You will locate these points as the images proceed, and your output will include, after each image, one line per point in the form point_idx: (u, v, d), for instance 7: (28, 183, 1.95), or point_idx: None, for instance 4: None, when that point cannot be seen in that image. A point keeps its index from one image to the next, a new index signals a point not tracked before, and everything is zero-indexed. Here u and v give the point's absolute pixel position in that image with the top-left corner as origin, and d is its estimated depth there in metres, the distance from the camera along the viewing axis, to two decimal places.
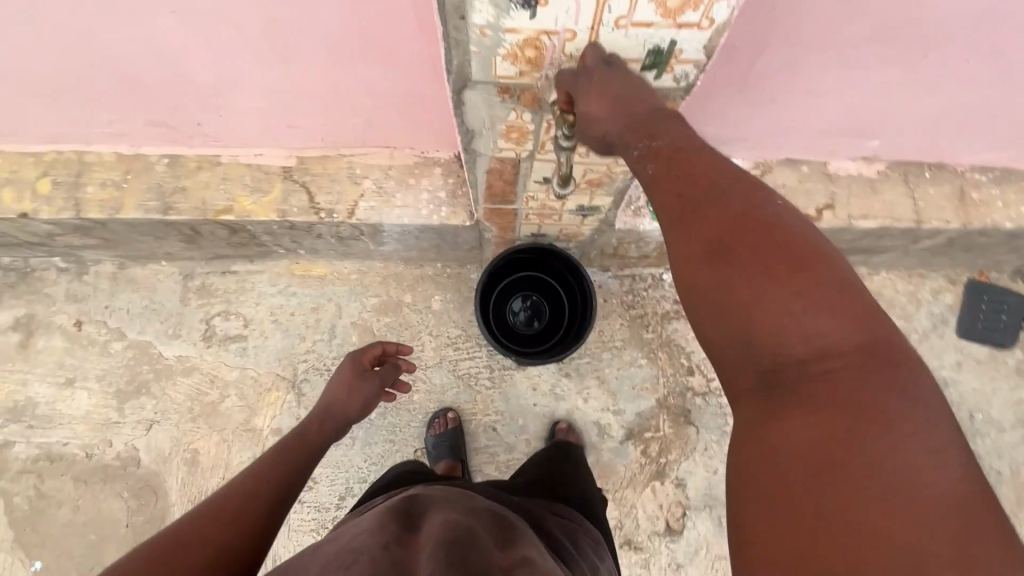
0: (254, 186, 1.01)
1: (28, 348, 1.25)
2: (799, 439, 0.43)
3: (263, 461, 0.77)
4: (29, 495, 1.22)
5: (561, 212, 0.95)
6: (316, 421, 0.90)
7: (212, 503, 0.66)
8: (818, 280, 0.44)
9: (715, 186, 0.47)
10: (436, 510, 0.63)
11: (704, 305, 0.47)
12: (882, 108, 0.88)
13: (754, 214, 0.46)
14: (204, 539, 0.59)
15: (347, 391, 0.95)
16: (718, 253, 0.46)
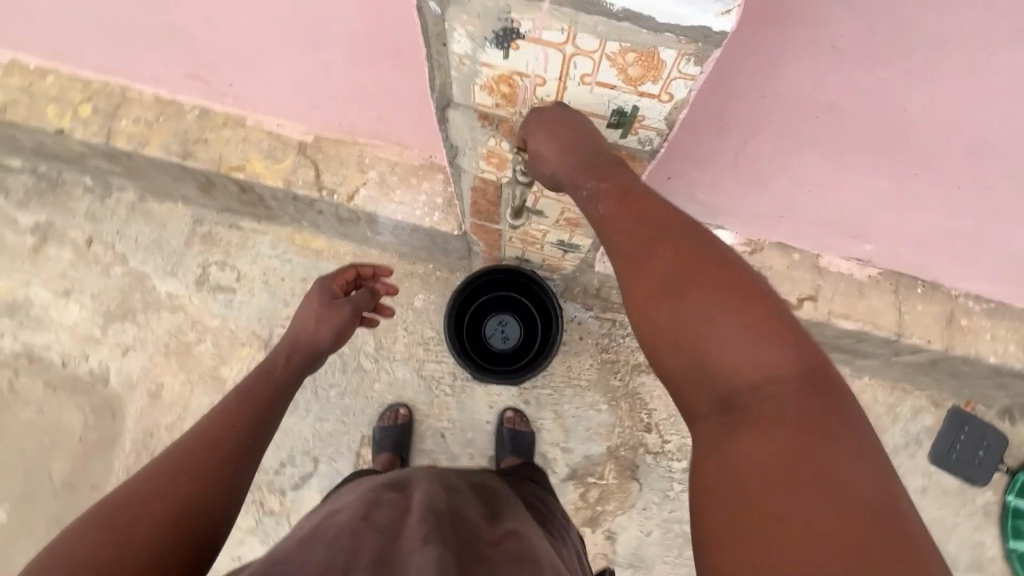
0: (270, 152, 1.07)
1: (39, 253, 1.34)
2: (753, 455, 0.41)
3: (226, 412, 0.71)
4: (2, 387, 1.29)
5: (543, 243, 0.98)
6: (284, 353, 0.87)
7: (172, 458, 0.62)
8: (754, 304, 0.44)
9: (672, 218, 0.49)
10: (410, 492, 0.65)
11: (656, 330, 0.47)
12: (873, 214, 0.88)
13: (697, 245, 0.47)
14: (162, 498, 0.57)
15: (314, 319, 0.91)
16: (665, 284, 0.46)
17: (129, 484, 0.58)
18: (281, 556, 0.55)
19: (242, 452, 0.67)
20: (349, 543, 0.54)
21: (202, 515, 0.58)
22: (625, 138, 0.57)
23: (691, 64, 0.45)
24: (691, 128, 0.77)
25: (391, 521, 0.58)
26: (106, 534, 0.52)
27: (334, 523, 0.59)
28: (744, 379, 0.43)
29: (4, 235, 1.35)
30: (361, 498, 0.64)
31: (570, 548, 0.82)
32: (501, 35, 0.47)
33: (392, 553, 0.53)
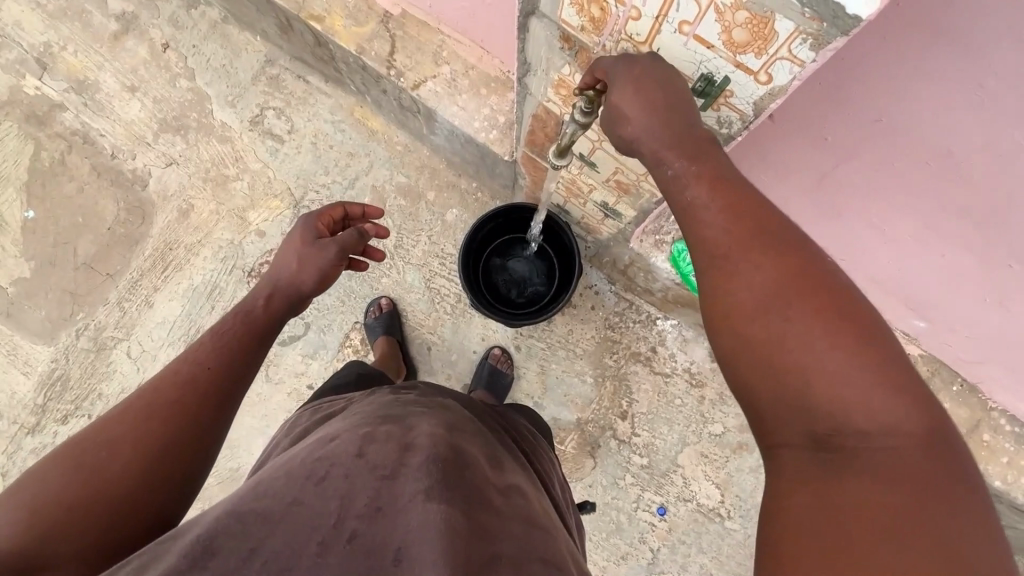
0: (353, 13, 1.03)
1: (118, 41, 1.36)
2: (848, 498, 0.36)
3: (202, 347, 0.66)
4: (54, 157, 1.35)
5: (587, 198, 0.93)
6: (265, 293, 0.77)
7: (144, 394, 0.60)
8: (866, 335, 0.40)
9: (783, 230, 0.44)
10: (411, 424, 0.60)
11: (748, 346, 0.42)
12: (942, 293, 0.80)
13: (808, 262, 0.42)
14: (138, 440, 0.56)
15: (297, 259, 0.79)
16: (761, 291, 0.42)
17: (103, 419, 0.58)
18: (267, 492, 0.50)
19: (223, 389, 0.64)
20: (342, 487, 0.50)
21: (182, 454, 0.58)
22: (704, 111, 0.51)
23: (805, 46, 0.39)
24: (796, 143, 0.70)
25: (389, 458, 0.53)
26: (79, 473, 0.53)
27: (325, 455, 0.55)
28: (843, 415, 0.38)
29: (90, 12, 1.36)
30: (356, 428, 0.59)
31: (557, 484, 0.81)
32: None
33: (389, 499, 0.50)
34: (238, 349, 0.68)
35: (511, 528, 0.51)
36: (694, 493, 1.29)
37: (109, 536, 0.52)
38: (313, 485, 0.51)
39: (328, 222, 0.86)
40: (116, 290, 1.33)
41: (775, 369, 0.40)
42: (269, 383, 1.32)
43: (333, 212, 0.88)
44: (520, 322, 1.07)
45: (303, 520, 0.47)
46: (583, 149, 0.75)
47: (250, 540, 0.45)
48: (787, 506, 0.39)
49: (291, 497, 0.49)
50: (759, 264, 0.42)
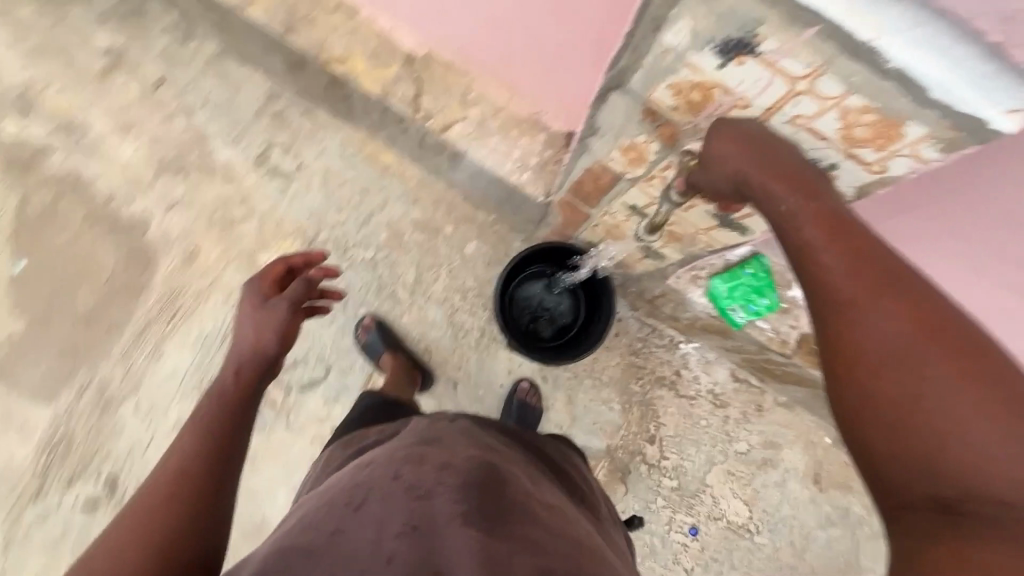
0: (375, 54, 1.00)
1: (106, 79, 1.29)
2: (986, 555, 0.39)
3: (183, 439, 0.66)
4: (43, 204, 1.27)
5: (627, 240, 0.93)
6: (231, 367, 0.75)
7: (138, 501, 0.61)
8: (1004, 392, 0.42)
9: (911, 284, 0.47)
10: (449, 447, 0.67)
11: (880, 398, 0.45)
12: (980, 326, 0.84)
13: (940, 317, 0.45)
14: (141, 540, 0.57)
15: (253, 324, 0.76)
16: (895, 343, 0.45)
17: (104, 536, 0.58)
18: (313, 526, 0.57)
19: (213, 471, 0.64)
20: (380, 511, 0.56)
21: (188, 542, 0.58)
22: None
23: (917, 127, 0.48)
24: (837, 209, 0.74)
25: (425, 482, 0.59)
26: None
27: (364, 483, 0.61)
28: (979, 461, 0.41)
29: (73, 48, 1.28)
30: (397, 454, 0.66)
31: (599, 501, 0.84)
32: (732, 45, 0.47)
33: (425, 519, 0.55)
34: (219, 430, 0.68)
35: (551, 544, 0.55)
36: (724, 510, 1.32)
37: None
38: (353, 513, 0.57)
39: (274, 280, 0.81)
40: (119, 342, 1.26)
41: (906, 415, 0.44)
42: (289, 430, 1.28)
43: (276, 270, 0.82)
44: (552, 360, 1.07)
45: (346, 547, 0.53)
46: (639, 201, 0.76)
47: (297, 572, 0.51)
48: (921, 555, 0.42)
49: (333, 529, 0.56)
50: (890, 317, 0.46)
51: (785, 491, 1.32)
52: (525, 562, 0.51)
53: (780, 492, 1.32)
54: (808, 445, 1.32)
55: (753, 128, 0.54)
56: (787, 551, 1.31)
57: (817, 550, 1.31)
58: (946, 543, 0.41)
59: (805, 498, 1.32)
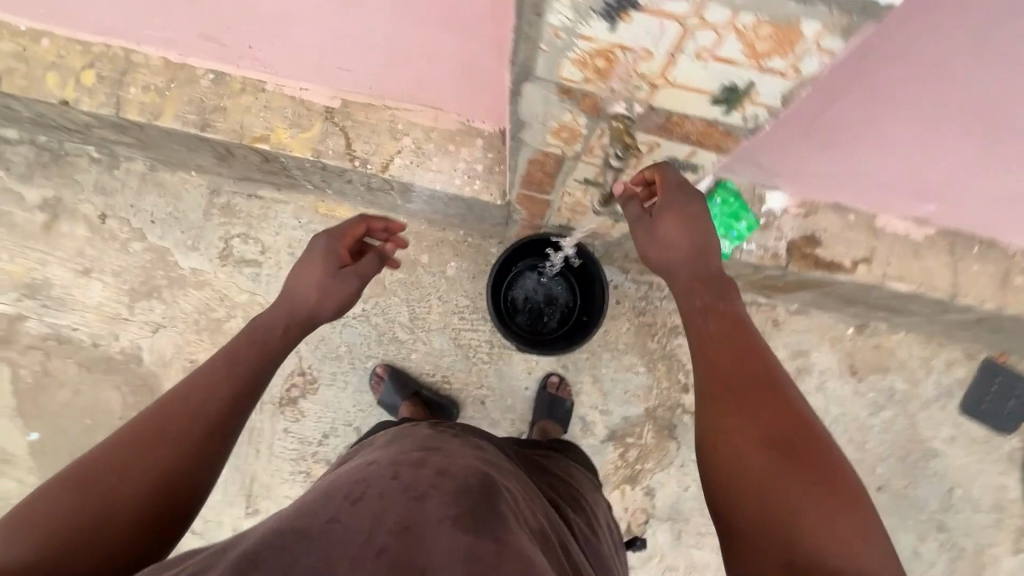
0: (295, 120, 1.00)
1: (52, 231, 1.29)
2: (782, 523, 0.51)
3: (213, 370, 0.71)
4: (34, 369, 1.27)
5: (594, 212, 0.93)
6: (281, 323, 0.80)
7: (151, 418, 0.64)
8: (806, 431, 0.57)
9: (761, 357, 0.63)
10: (453, 455, 0.65)
11: (729, 419, 0.58)
12: (948, 177, 0.85)
13: (775, 381, 0.61)
14: (148, 463, 0.61)
15: (315, 288, 0.83)
16: (739, 384, 0.60)
17: (112, 441, 0.62)
18: (309, 513, 0.54)
19: (228, 418, 0.68)
20: (376, 506, 0.53)
21: (185, 480, 0.62)
22: (728, 114, 0.52)
23: (835, 37, 0.40)
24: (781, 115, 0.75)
25: (422, 483, 0.57)
26: (93, 498, 0.57)
27: (361, 479, 0.58)
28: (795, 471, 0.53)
29: (10, 212, 1.29)
30: (399, 455, 0.63)
31: (597, 530, 0.85)
32: (613, 5, 0.41)
33: (418, 519, 0.52)
34: (245, 377, 0.72)
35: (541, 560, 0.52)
36: None
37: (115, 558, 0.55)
38: (351, 505, 0.54)
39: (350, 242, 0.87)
40: None
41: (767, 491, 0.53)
42: None
43: (356, 229, 0.89)
44: (566, 348, 1.07)
45: (339, 537, 0.50)
46: (590, 173, 0.76)
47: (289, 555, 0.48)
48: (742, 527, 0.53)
49: (331, 516, 0.52)
50: (736, 369, 0.62)
51: (828, 392, 1.33)
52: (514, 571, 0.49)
53: (824, 395, 1.33)
54: (834, 341, 1.33)
55: (694, 212, 0.71)
56: (849, 448, 1.32)
57: (876, 436, 1.32)
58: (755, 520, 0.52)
59: (848, 392, 1.33)
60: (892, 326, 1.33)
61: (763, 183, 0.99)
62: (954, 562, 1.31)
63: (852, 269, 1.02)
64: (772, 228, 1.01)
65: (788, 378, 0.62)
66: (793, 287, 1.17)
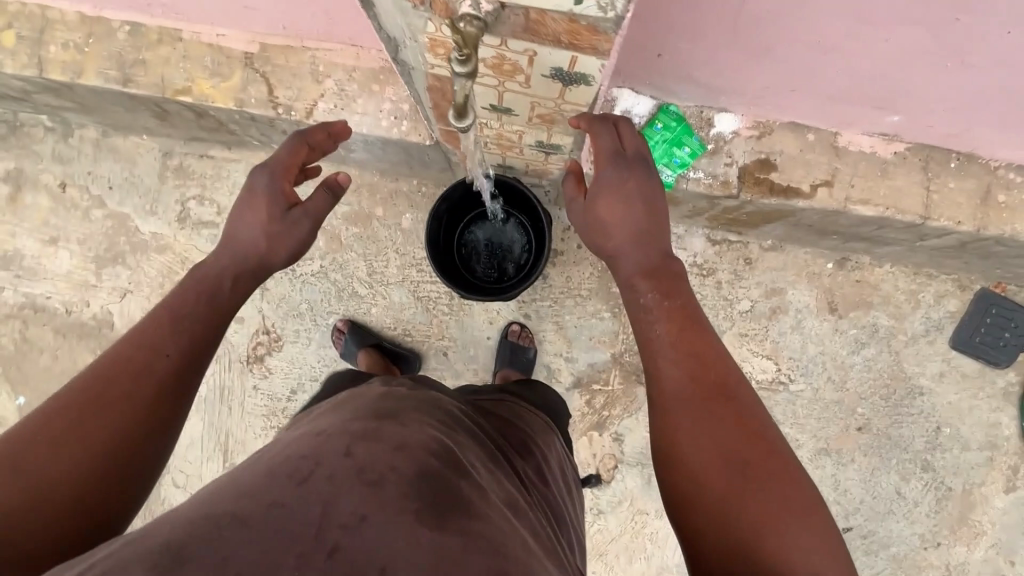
0: (215, 69, 0.97)
1: (17, 202, 1.31)
2: (729, 520, 0.51)
3: (153, 327, 0.59)
4: (15, 337, 1.32)
5: (521, 145, 0.88)
6: (230, 274, 0.67)
7: (89, 383, 0.54)
8: (749, 422, 0.56)
9: (704, 343, 0.61)
10: (413, 423, 0.51)
11: (673, 421, 0.57)
12: (903, 79, 0.75)
13: (717, 368, 0.59)
14: (88, 438, 0.51)
15: (262, 233, 0.69)
16: (680, 379, 0.59)
17: (43, 411, 0.52)
18: (246, 490, 0.40)
19: (182, 382, 0.58)
20: (326, 490, 0.40)
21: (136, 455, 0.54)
22: (582, 4, 0.47)
23: None
24: (679, 10, 0.67)
25: (381, 462, 0.43)
26: (24, 482, 0.48)
27: (310, 450, 0.44)
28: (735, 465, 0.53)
29: None
30: (349, 423, 0.49)
31: (563, 489, 0.76)
32: None
33: (376, 507, 0.40)
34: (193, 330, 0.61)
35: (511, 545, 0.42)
36: (750, 373, 1.27)
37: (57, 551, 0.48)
38: (296, 485, 0.41)
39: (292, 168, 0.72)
40: None
41: (727, 515, 0.51)
42: None
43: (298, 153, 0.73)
44: (510, 293, 1.03)
45: (282, 529, 0.37)
46: (491, 98, 0.70)
47: (221, 548, 0.36)
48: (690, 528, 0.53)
49: (270, 498, 0.40)
50: (680, 363, 0.60)
51: (805, 331, 1.26)
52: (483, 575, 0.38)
53: (801, 334, 1.26)
54: (813, 277, 1.25)
55: (632, 182, 0.66)
56: (828, 389, 1.27)
57: (858, 375, 1.26)
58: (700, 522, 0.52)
59: (827, 330, 1.26)
60: (876, 259, 1.24)
61: (709, 105, 0.91)
62: (941, 502, 1.26)
63: (811, 194, 0.94)
64: (721, 153, 0.94)
65: (749, 387, 0.59)
66: (758, 220, 1.09)
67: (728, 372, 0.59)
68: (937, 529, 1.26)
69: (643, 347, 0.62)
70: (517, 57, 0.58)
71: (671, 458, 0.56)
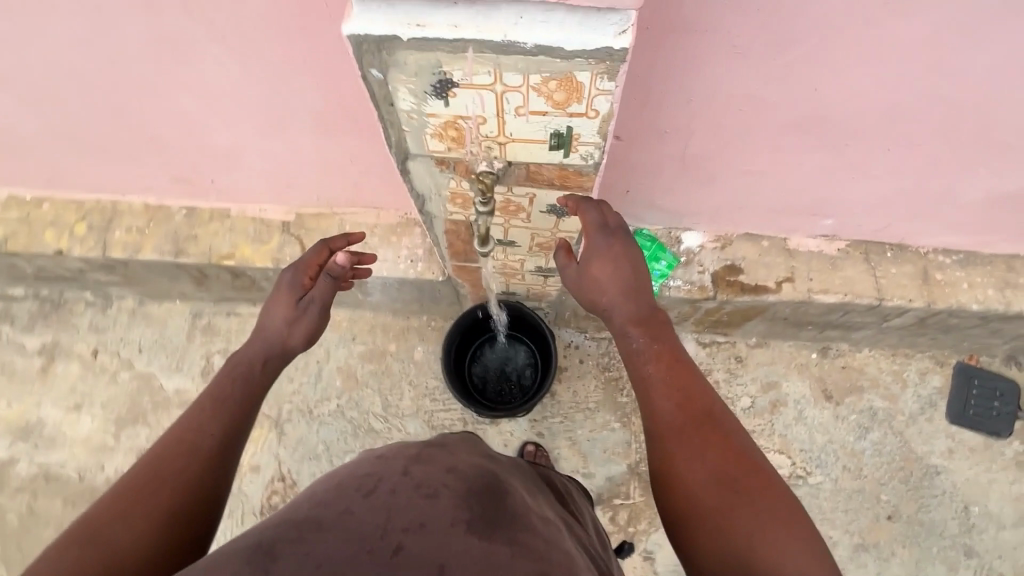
0: (256, 236, 1.14)
1: (47, 373, 1.39)
2: (729, 542, 0.56)
3: (199, 415, 0.70)
4: (22, 512, 1.29)
5: (522, 271, 1.03)
6: (259, 360, 0.80)
7: (150, 464, 0.63)
8: (737, 450, 0.62)
9: (691, 379, 0.68)
10: (455, 453, 0.61)
11: (670, 454, 0.64)
12: (823, 189, 0.94)
13: (704, 404, 0.66)
14: (148, 510, 0.58)
15: (285, 323, 0.83)
16: (673, 413, 0.66)
17: (115, 490, 0.60)
18: (320, 503, 0.50)
19: (224, 455, 0.67)
20: (389, 501, 0.49)
21: (189, 522, 0.60)
22: (568, 157, 0.63)
23: (606, 80, 0.51)
24: (638, 157, 0.88)
25: (433, 481, 0.52)
26: (97, 549, 0.54)
27: (374, 469, 0.54)
28: (728, 490, 0.59)
29: (12, 361, 1.40)
30: (403, 451, 0.59)
31: (594, 529, 0.82)
32: (438, 85, 0.54)
33: (433, 517, 0.47)
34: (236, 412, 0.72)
35: (552, 554, 0.50)
36: None
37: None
38: (364, 497, 0.49)
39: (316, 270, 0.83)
40: None
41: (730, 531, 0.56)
42: None
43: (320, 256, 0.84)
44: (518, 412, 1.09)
45: (355, 529, 0.45)
46: (498, 234, 0.86)
47: (304, 547, 0.44)
48: (698, 555, 0.58)
49: (343, 507, 0.48)
50: (670, 401, 0.67)
51: (809, 421, 1.31)
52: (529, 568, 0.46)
53: (805, 425, 1.30)
54: (802, 368, 1.34)
55: (619, 247, 0.73)
56: (846, 478, 1.27)
57: (871, 460, 1.28)
58: (706, 546, 0.57)
59: (829, 418, 1.31)
60: (855, 345, 1.34)
61: (675, 226, 1.09)
62: None
63: (778, 289, 1.08)
64: (694, 264, 1.10)
65: (735, 417, 0.66)
66: (739, 318, 1.22)
67: (715, 405, 0.66)
68: None
69: (639, 387, 0.70)
70: (520, 199, 0.74)
71: (669, 480, 0.63)
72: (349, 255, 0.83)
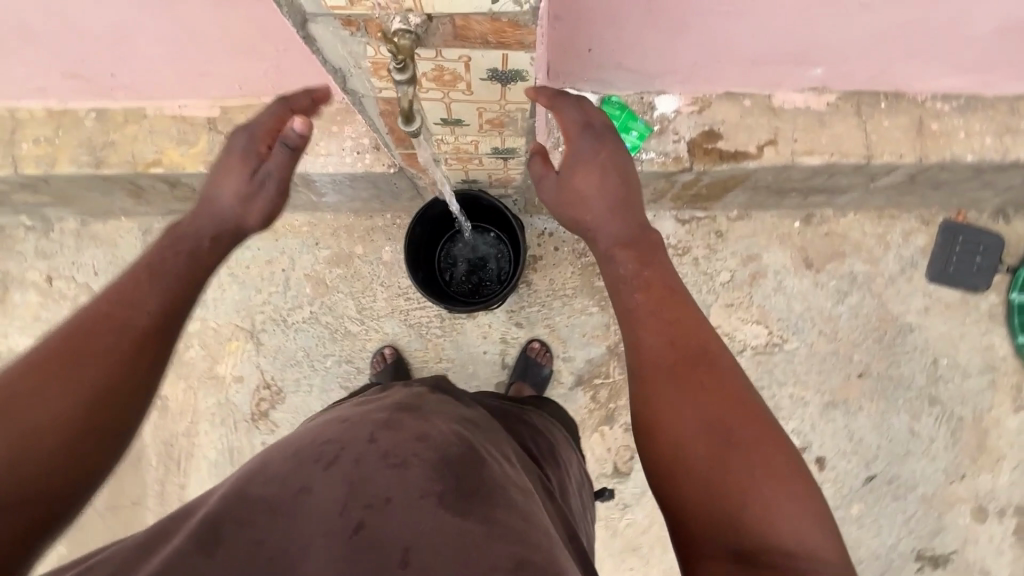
0: (181, 138, 1.02)
1: (6, 302, 1.34)
2: (712, 492, 0.50)
3: (128, 284, 0.59)
4: None
5: (479, 156, 0.93)
6: (208, 234, 0.68)
7: (71, 330, 0.55)
8: (729, 392, 0.55)
9: (682, 312, 0.61)
10: (429, 416, 0.57)
11: (655, 392, 0.57)
12: (813, 33, 0.81)
13: (697, 345, 0.58)
14: (69, 391, 0.51)
15: (236, 199, 0.69)
16: (660, 349, 0.59)
17: (24, 357, 0.52)
18: (275, 479, 0.48)
19: (161, 333, 0.58)
20: (354, 475, 0.47)
21: (114, 409, 0.53)
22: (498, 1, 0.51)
23: None
24: (594, 8, 0.74)
25: (403, 448, 0.50)
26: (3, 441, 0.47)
27: (334, 439, 0.52)
28: (716, 437, 0.52)
29: None
30: (375, 417, 0.56)
31: (574, 489, 0.81)
32: None
33: (399, 490, 0.46)
34: (175, 287, 0.61)
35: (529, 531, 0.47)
36: (744, 340, 1.29)
37: (41, 501, 0.48)
38: (324, 472, 0.48)
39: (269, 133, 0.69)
40: (150, 511, 1.31)
41: (720, 490, 0.50)
42: None
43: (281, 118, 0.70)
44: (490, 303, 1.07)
45: (319, 509, 0.45)
46: (440, 112, 0.75)
47: (258, 532, 0.43)
48: (678, 502, 0.52)
49: (300, 486, 0.47)
50: (652, 335, 0.60)
51: (787, 291, 1.29)
52: (500, 552, 0.43)
53: (784, 295, 1.29)
54: (784, 237, 1.29)
55: (604, 160, 0.68)
56: (821, 342, 1.29)
57: (846, 324, 1.29)
58: (688, 496, 0.51)
59: (808, 286, 1.29)
60: (839, 210, 1.28)
61: (647, 89, 0.97)
62: (955, 433, 1.27)
63: (759, 154, 0.99)
64: (668, 132, 0.99)
65: (730, 355, 0.59)
66: (719, 191, 1.14)
67: (709, 343, 0.59)
68: (958, 460, 1.27)
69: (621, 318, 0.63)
70: (454, 66, 0.63)
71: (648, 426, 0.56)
72: (310, 123, 0.65)
